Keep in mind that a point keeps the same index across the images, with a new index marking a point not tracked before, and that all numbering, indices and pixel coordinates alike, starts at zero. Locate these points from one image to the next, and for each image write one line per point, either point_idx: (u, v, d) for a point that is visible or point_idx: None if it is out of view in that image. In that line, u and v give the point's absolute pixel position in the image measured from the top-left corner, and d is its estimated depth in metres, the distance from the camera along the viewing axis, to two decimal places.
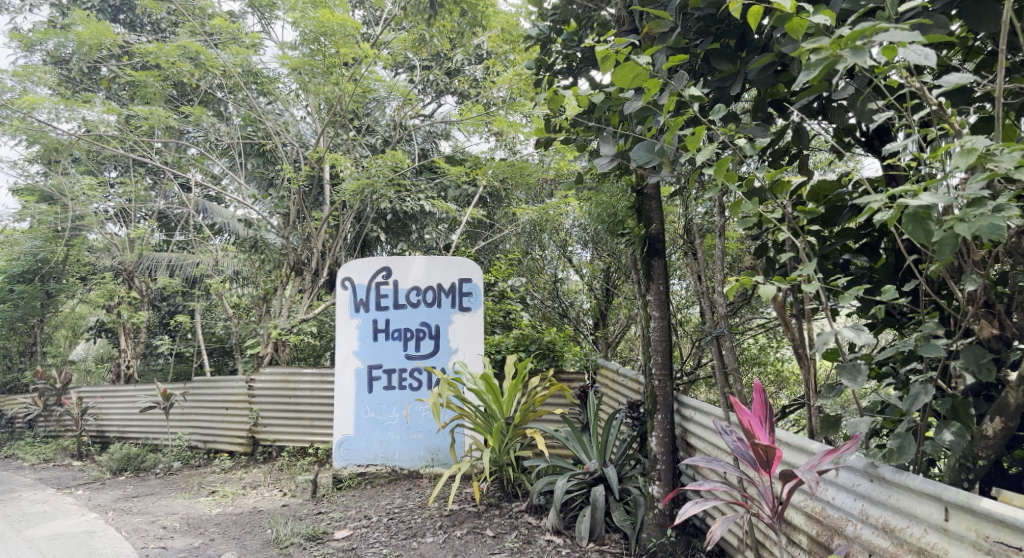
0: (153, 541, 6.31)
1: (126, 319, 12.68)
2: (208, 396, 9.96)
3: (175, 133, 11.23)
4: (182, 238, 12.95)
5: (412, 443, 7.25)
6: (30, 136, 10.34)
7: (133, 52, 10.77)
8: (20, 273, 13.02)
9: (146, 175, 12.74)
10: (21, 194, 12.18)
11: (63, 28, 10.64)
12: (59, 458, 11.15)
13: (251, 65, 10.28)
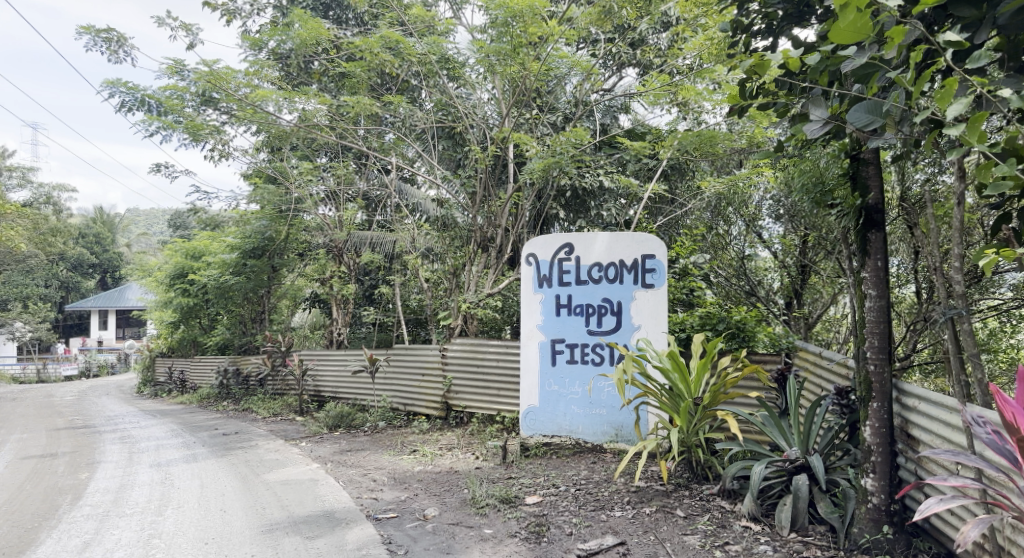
0: (366, 492, 6.88)
1: (337, 292, 13.86)
2: (406, 362, 10.64)
3: (377, 119, 11.98)
4: (383, 218, 13.92)
5: (595, 418, 7.29)
6: (261, 127, 11.47)
7: (341, 45, 11.63)
8: (252, 248, 14.43)
9: (353, 159, 13.78)
10: (252, 179, 13.65)
11: (284, 27, 11.71)
12: (285, 413, 12.50)
13: (445, 51, 10.77)
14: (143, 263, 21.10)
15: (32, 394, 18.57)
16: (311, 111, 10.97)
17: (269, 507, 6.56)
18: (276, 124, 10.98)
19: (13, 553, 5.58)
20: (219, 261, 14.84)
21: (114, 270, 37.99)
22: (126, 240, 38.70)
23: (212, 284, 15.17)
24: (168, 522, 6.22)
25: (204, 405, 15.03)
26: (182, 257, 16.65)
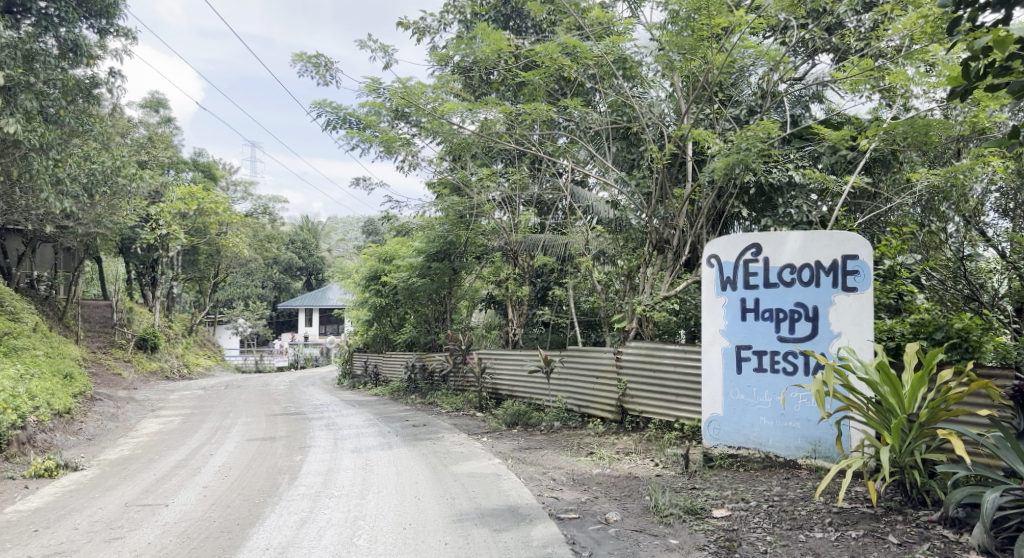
0: (547, 490, 6.95)
1: (513, 293, 14.20)
2: (581, 365, 10.60)
3: (552, 124, 12.11)
4: (558, 221, 14.04)
5: (788, 431, 6.85)
6: (445, 137, 11.95)
7: (520, 53, 11.90)
8: (435, 252, 15.12)
9: (530, 164, 14.04)
10: (436, 188, 14.30)
11: (466, 39, 12.18)
12: (465, 409, 12.95)
13: (623, 52, 10.66)
14: (340, 266, 22.81)
15: (251, 382, 20.75)
16: (491, 120, 11.25)
17: (458, 498, 6.82)
18: (458, 133, 11.41)
19: (244, 524, 6.22)
20: (407, 264, 15.76)
21: (319, 272, 41.48)
22: (328, 246, 42.09)
23: (401, 285, 16.18)
24: (370, 505, 6.67)
25: (395, 398, 15.97)
26: (376, 260, 17.86)
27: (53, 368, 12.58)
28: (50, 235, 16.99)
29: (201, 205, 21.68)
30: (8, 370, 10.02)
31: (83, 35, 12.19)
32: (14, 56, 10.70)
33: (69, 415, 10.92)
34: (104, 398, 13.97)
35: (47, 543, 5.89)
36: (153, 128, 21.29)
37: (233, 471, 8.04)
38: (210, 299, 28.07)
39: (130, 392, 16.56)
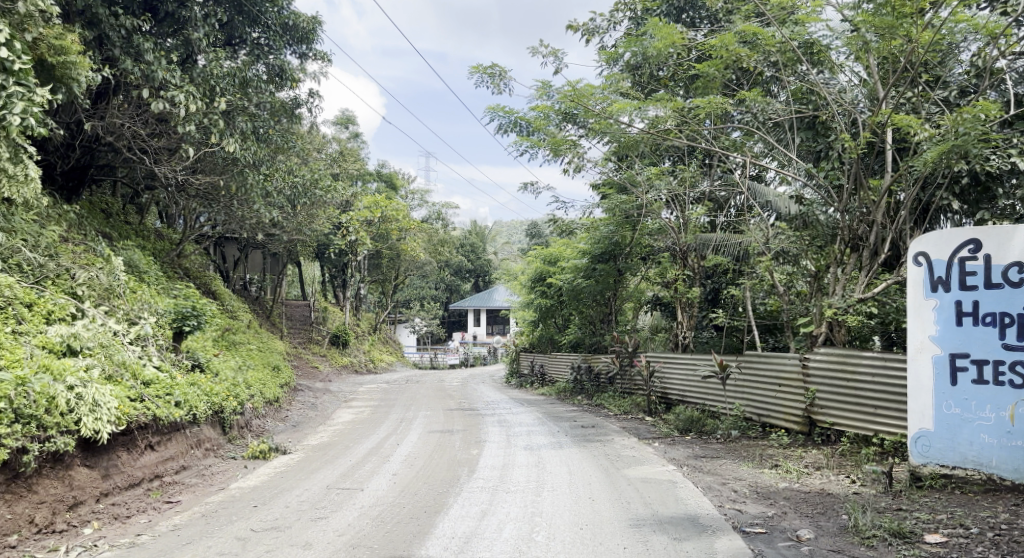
0: (728, 501, 6.62)
1: (682, 295, 13.59)
2: (761, 371, 10.00)
3: (725, 118, 11.55)
4: (731, 219, 13.39)
5: (1017, 452, 6.02)
6: (613, 137, 11.75)
7: (694, 47, 11.50)
8: (601, 253, 14.90)
9: (703, 161, 13.52)
10: (602, 189, 14.15)
11: (638, 36, 11.97)
12: (635, 412, 12.70)
13: (809, 37, 9.97)
14: (508, 269, 23.23)
15: (428, 378, 21.74)
16: (662, 117, 10.93)
17: (634, 502, 6.67)
18: (628, 132, 11.20)
19: (431, 512, 6.48)
20: (571, 266, 15.71)
21: (487, 275, 42.72)
22: (496, 249, 43.18)
23: (567, 287, 16.08)
24: (546, 503, 6.69)
25: (561, 398, 15.95)
26: (541, 262, 17.96)
27: (264, 360, 13.91)
28: (256, 242, 18.78)
29: (385, 213, 23.10)
30: (229, 362, 11.19)
31: (288, 60, 13.53)
32: (235, 83, 11.97)
33: (277, 403, 12.00)
34: (304, 389, 15.22)
35: (263, 518, 6.48)
36: (344, 143, 22.98)
37: (417, 461, 8.43)
38: (391, 300, 29.79)
39: (326, 385, 17.93)
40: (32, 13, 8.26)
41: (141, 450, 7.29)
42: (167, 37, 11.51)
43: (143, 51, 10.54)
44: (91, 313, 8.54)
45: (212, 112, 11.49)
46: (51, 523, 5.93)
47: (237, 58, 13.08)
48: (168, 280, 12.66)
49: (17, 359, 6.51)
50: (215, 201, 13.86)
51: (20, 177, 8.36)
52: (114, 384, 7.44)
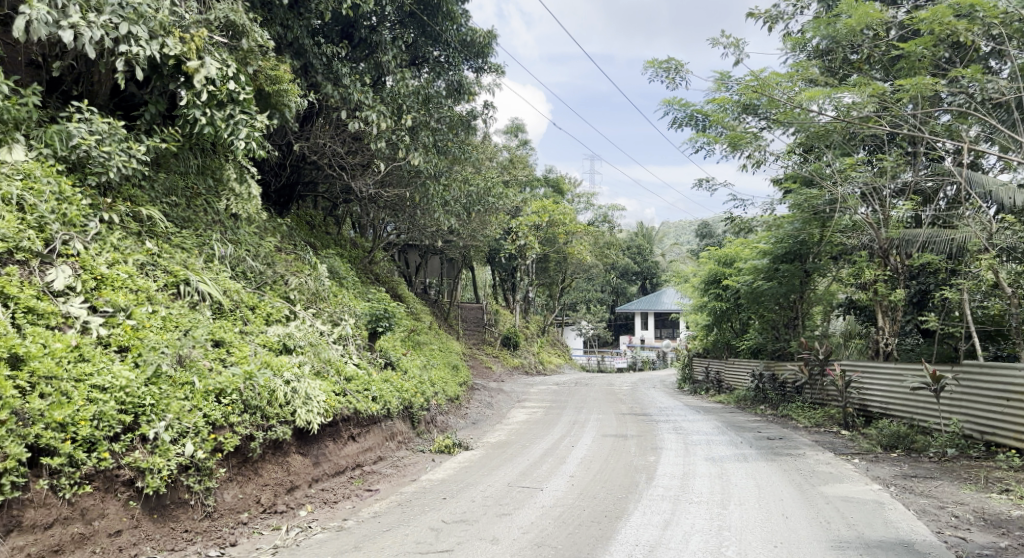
0: (949, 528, 6.02)
1: (884, 297, 12.50)
2: (984, 384, 8.93)
3: (933, 101, 10.45)
4: (940, 214, 12.09)
5: None
6: (801, 127, 11.05)
7: (895, 26, 10.55)
8: (784, 253, 13.97)
9: (904, 151, 12.36)
10: (787, 183, 13.36)
11: (831, 18, 11.20)
12: (829, 425, 11.86)
13: None
14: (677, 270, 22.48)
15: (598, 381, 21.68)
16: (858, 104, 10.13)
17: (834, 523, 6.23)
18: (818, 121, 10.50)
19: (612, 517, 6.47)
20: (750, 267, 14.91)
21: (655, 277, 41.88)
22: (664, 251, 42.29)
23: (745, 289, 15.16)
24: (733, 516, 6.43)
25: (743, 406, 15.24)
26: (716, 264, 17.25)
27: (445, 360, 14.61)
28: (434, 248, 19.70)
29: (553, 217, 23.42)
30: (415, 361, 11.86)
31: (466, 75, 14.00)
32: (419, 99, 12.67)
33: (457, 400, 12.54)
34: (481, 388, 15.75)
35: (453, 510, 6.81)
36: (514, 151, 23.56)
37: (595, 464, 8.44)
38: (558, 303, 30.04)
39: (500, 385, 18.43)
40: (252, 48, 9.25)
41: (345, 440, 7.94)
42: (361, 62, 12.46)
43: (341, 75, 11.54)
44: (301, 315, 9.43)
45: (399, 129, 12.29)
46: (273, 504, 6.62)
47: (420, 76, 13.67)
48: (362, 285, 13.67)
49: (244, 356, 7.33)
50: (400, 210, 14.75)
51: (243, 194, 9.75)
52: (322, 379, 8.16)
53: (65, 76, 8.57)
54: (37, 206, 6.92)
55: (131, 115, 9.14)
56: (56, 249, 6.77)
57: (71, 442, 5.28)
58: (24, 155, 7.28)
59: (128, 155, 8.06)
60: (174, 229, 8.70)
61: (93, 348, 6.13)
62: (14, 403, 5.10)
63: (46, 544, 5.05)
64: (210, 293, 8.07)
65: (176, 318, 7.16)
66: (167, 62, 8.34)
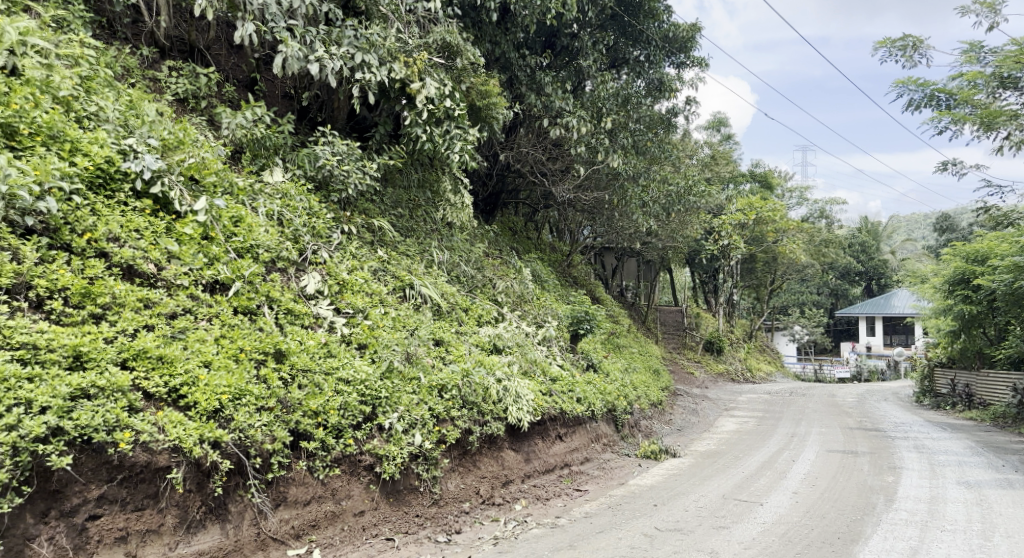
0: None
1: None
2: None
3: None
4: None
5: None
6: None
7: None
8: None
9: None
10: None
11: None
12: None
13: None
14: (910, 268, 20.22)
15: (813, 390, 20.07)
16: None
17: None
18: None
19: (847, 540, 6.00)
20: (1011, 265, 12.43)
21: (883, 278, 37.97)
22: (892, 246, 37.60)
23: (1005, 290, 12.72)
24: (1000, 550, 5.73)
25: (998, 423, 13.36)
26: (959, 261, 15.29)
27: (646, 364, 14.41)
28: (634, 250, 19.43)
29: (760, 214, 21.40)
30: (618, 364, 11.81)
31: (668, 71, 13.66)
32: (618, 101, 12.62)
33: (662, 406, 12.26)
34: (686, 394, 15.30)
35: (666, 518, 6.69)
36: (715, 146, 22.65)
37: (820, 481, 7.83)
38: (767, 305, 28.25)
39: (704, 391, 17.71)
40: (466, 66, 9.58)
41: (553, 440, 8.11)
42: (563, 68, 12.72)
43: (544, 84, 11.81)
44: (509, 317, 9.80)
45: (598, 133, 12.37)
46: (492, 496, 6.95)
47: (620, 79, 13.46)
48: (563, 288, 13.86)
49: (461, 354, 7.77)
50: (598, 213, 14.78)
51: (457, 203, 10.06)
52: (530, 379, 8.43)
53: (312, 105, 9.65)
54: (293, 221, 7.78)
55: (364, 136, 10.08)
56: (308, 258, 7.64)
57: (323, 428, 5.89)
58: (282, 176, 8.22)
59: (362, 172, 8.87)
60: (400, 237, 9.44)
61: (338, 345, 6.80)
62: (279, 392, 5.79)
63: (305, 519, 5.69)
64: (431, 296, 8.64)
65: (404, 318, 7.77)
66: (394, 85, 9.01)
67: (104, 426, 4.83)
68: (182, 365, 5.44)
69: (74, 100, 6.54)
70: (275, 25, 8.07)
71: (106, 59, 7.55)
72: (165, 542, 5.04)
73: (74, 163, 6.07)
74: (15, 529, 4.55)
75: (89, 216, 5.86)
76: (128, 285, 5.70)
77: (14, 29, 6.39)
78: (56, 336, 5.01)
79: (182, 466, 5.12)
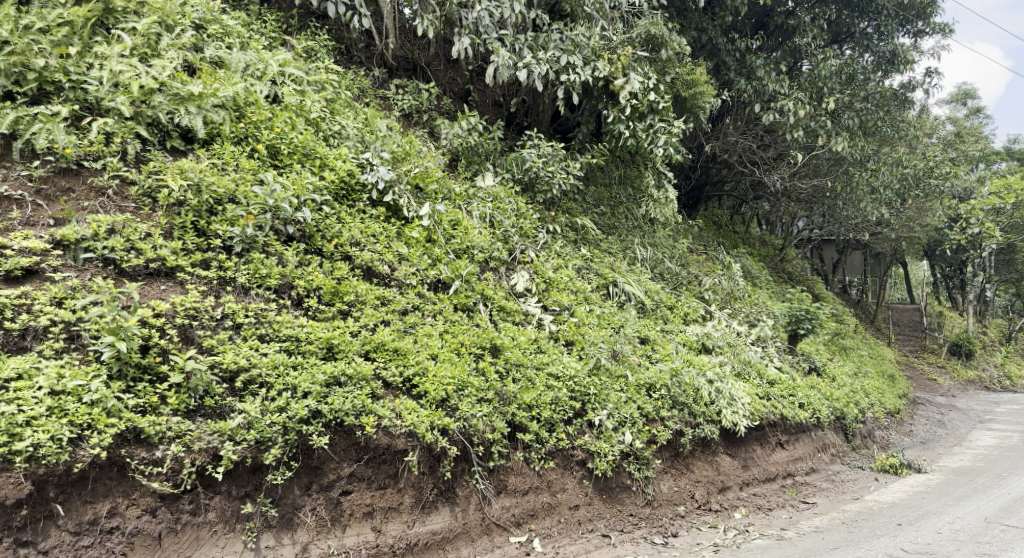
0: None
1: None
2: None
3: None
4: None
5: None
6: None
7: None
8: None
9: None
10: None
11: None
12: None
13: None
14: None
15: None
16: None
17: None
18: None
19: None
20: None
21: None
22: None
23: None
24: None
25: None
26: None
27: (879, 368, 13.10)
28: (863, 243, 17.75)
29: (1021, 197, 18.35)
30: (845, 368, 10.86)
31: (902, 42, 12.37)
32: (842, 79, 11.67)
33: (900, 415, 11.07)
34: (928, 402, 13.69)
35: (914, 539, 6.09)
36: (961, 122, 20.13)
37: None
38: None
39: (950, 400, 15.72)
40: (670, 57, 9.36)
41: (773, 447, 7.69)
42: (776, 50, 12.09)
43: (755, 68, 11.24)
44: (719, 315, 9.41)
45: (819, 114, 11.50)
46: (707, 501, 6.76)
47: (844, 55, 12.40)
48: (778, 284, 13.07)
49: (667, 353, 7.62)
50: (816, 202, 13.75)
51: (661, 199, 10.05)
52: (745, 381, 8.03)
53: (519, 110, 9.97)
54: (502, 222, 8.09)
55: (567, 136, 10.26)
56: (518, 257, 7.88)
57: (537, 422, 6.09)
58: (493, 180, 8.57)
59: (566, 172, 9.00)
60: (603, 235, 9.44)
61: (547, 342, 6.96)
62: (497, 385, 6.07)
63: (524, 508, 5.90)
64: (635, 294, 8.55)
65: (609, 317, 7.76)
66: (598, 84, 9.05)
67: (353, 411, 5.36)
68: (414, 357, 5.89)
69: (322, 121, 7.32)
70: (488, 37, 8.47)
71: (346, 82, 8.38)
72: (404, 519, 5.46)
73: (323, 176, 6.77)
74: (286, 498, 5.12)
75: (335, 224, 6.49)
76: (367, 284, 6.26)
77: (274, 62, 7.31)
78: (312, 330, 5.61)
79: (417, 451, 5.54)
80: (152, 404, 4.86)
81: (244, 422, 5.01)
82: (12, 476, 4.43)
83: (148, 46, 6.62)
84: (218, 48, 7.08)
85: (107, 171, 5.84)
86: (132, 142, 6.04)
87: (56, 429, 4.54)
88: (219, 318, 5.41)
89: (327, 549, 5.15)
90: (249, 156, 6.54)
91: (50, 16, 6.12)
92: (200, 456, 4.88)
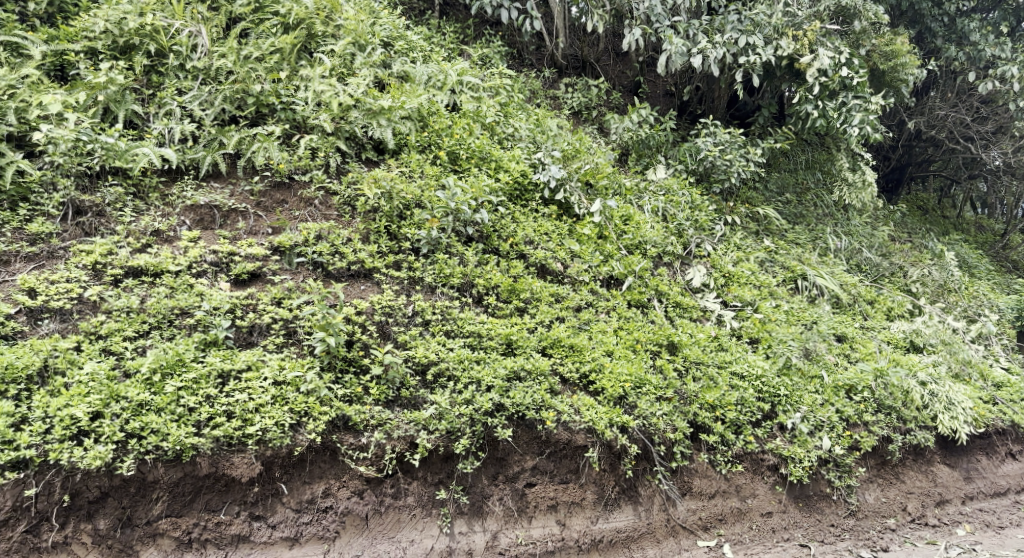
0: None
1: None
2: None
3: None
4: None
5: None
6: None
7: None
8: None
9: None
10: None
11: None
12: None
13: None
14: None
15: None
16: None
17: None
18: None
19: None
20: None
21: None
22: None
23: None
24: None
25: None
26: None
27: None
28: None
29: None
30: None
31: None
32: None
33: None
34: None
35: None
36: None
37: None
38: None
39: None
40: (865, 27, 8.72)
41: (1002, 458, 6.89)
42: (993, 10, 10.76)
43: (968, 32, 10.22)
44: (929, 310, 8.46)
45: None
46: (923, 515, 6.27)
47: None
48: (1002, 275, 11.55)
49: (869, 352, 7.02)
50: None
51: (857, 181, 9.42)
52: (965, 383, 7.17)
53: (692, 98, 9.67)
54: (676, 216, 7.89)
55: (744, 122, 9.83)
56: (693, 251, 7.63)
57: (722, 423, 5.86)
58: (665, 173, 8.40)
59: (746, 160, 8.59)
60: (788, 225, 8.89)
61: (728, 339, 6.70)
62: (676, 383, 5.94)
63: (712, 512, 5.72)
64: (828, 288, 7.95)
65: (798, 313, 7.30)
66: (782, 63, 8.56)
67: (533, 405, 5.47)
68: (590, 353, 5.91)
69: (497, 125, 7.56)
70: (660, 26, 8.35)
71: (519, 85, 8.60)
72: (587, 515, 5.51)
73: (499, 178, 7.02)
74: (476, 486, 5.34)
75: (510, 224, 6.69)
76: (542, 282, 6.39)
77: (454, 72, 7.68)
78: (493, 326, 5.82)
79: (597, 447, 5.56)
80: (357, 394, 5.26)
81: (436, 413, 5.28)
82: (245, 456, 4.97)
83: (344, 66, 7.20)
84: (404, 63, 7.54)
85: (313, 183, 6.41)
86: (333, 155, 6.59)
87: (279, 415, 5.03)
88: (411, 316, 5.76)
89: (516, 539, 5.33)
90: (432, 163, 6.90)
91: (263, 46, 6.88)
92: (399, 443, 5.22)
